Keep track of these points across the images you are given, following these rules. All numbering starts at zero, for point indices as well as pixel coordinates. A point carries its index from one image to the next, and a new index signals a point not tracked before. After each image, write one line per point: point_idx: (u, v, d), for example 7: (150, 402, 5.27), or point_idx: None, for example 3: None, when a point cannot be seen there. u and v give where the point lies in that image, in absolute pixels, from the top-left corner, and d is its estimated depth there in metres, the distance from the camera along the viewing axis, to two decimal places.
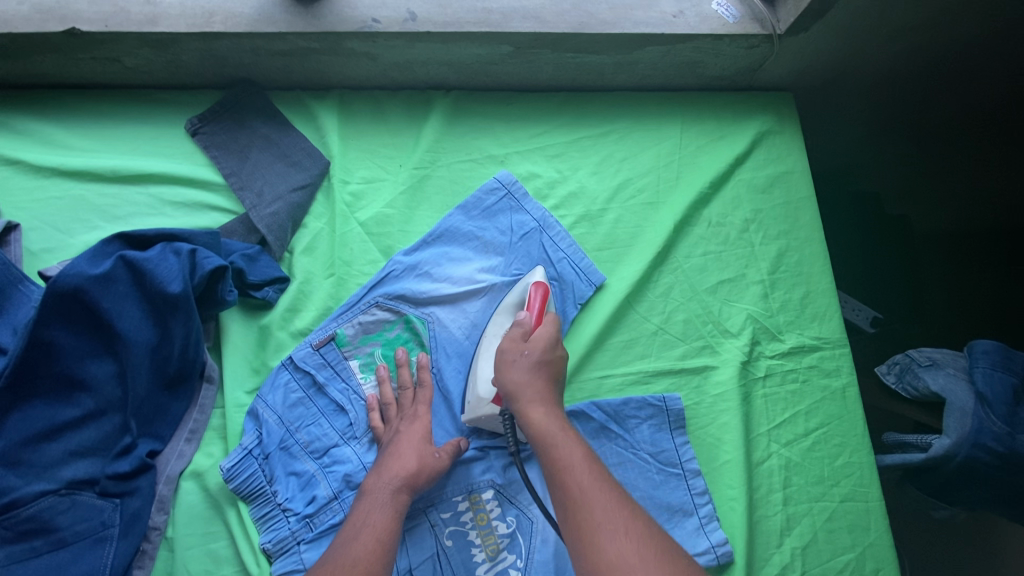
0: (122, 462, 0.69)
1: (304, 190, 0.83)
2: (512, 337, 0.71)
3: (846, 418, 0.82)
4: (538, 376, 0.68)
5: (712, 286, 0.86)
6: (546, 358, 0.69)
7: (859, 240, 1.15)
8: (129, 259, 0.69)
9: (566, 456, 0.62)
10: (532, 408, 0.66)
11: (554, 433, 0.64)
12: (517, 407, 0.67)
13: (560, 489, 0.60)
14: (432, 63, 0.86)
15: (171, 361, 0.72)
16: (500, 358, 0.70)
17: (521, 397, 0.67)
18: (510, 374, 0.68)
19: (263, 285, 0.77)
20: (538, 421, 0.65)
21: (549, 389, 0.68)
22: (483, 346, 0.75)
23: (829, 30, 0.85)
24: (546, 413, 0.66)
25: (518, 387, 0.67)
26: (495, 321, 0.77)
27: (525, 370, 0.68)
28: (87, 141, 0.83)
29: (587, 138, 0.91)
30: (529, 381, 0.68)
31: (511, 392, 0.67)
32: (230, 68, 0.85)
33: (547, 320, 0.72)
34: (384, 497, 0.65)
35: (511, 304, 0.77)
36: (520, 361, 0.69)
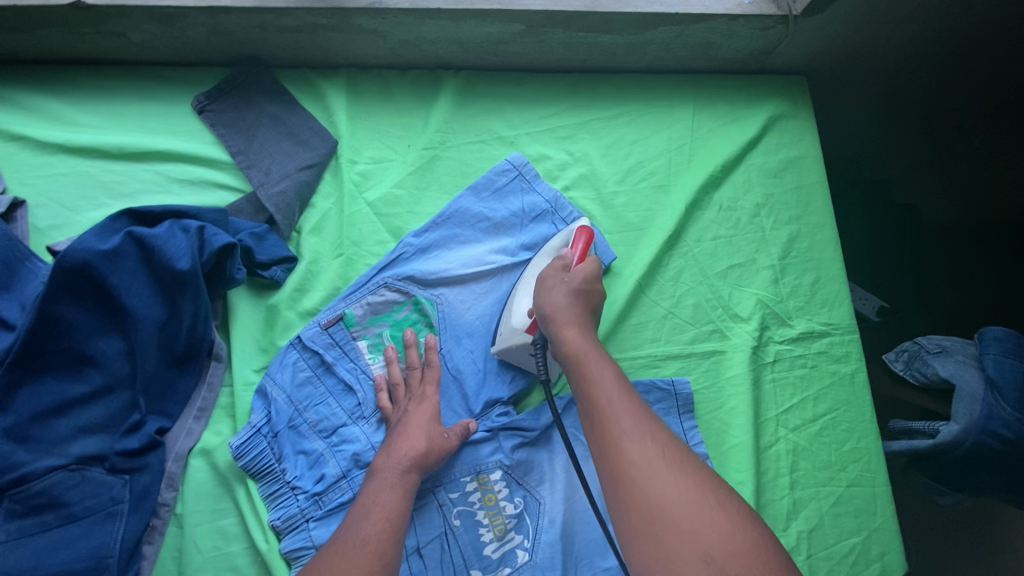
0: (130, 438, 0.69)
1: (312, 169, 0.82)
2: (553, 265, 0.71)
3: (853, 403, 0.82)
4: (577, 302, 0.66)
5: (723, 271, 0.85)
6: (586, 288, 0.68)
7: (868, 228, 1.14)
8: (138, 234, 0.68)
9: (596, 373, 0.60)
10: (565, 328, 0.64)
11: (584, 350, 0.62)
12: (551, 326, 0.65)
13: (587, 399, 0.58)
14: (442, 41, 0.85)
15: (179, 339, 0.72)
16: (540, 283, 0.69)
17: (556, 319, 0.65)
18: (549, 297, 0.67)
19: (271, 264, 0.77)
20: (571, 340, 0.63)
21: (585, 314, 0.66)
22: (520, 285, 0.76)
23: (848, 11, 0.84)
24: (581, 335, 0.63)
25: (556, 310, 0.65)
26: (535, 262, 0.77)
27: (563, 293, 0.67)
28: (93, 118, 0.82)
29: (597, 121, 0.90)
30: (567, 305, 0.66)
31: (547, 313, 0.66)
32: (237, 45, 0.84)
33: (590, 258, 0.71)
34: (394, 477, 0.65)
35: (556, 245, 0.77)
36: (560, 285, 0.67)
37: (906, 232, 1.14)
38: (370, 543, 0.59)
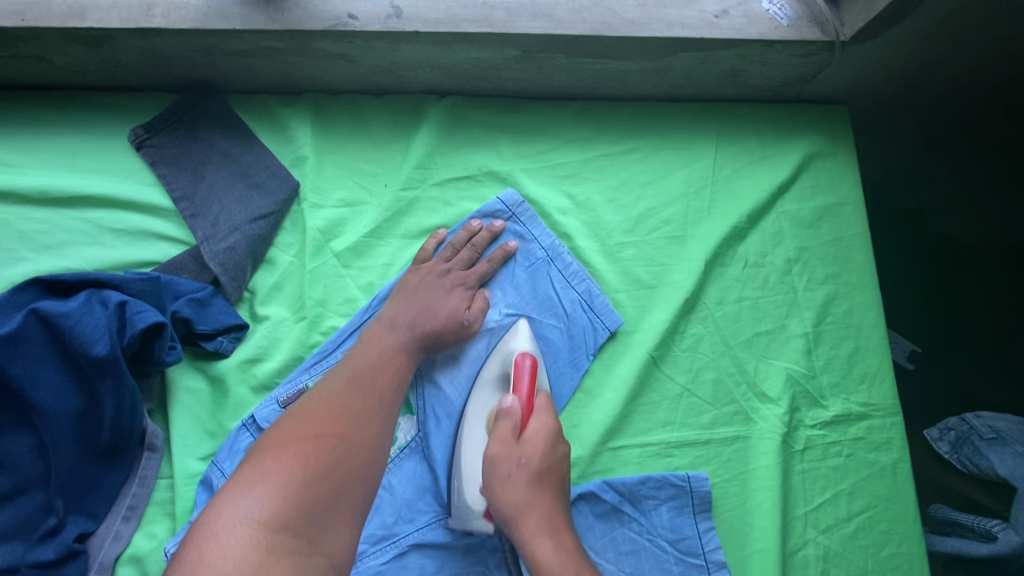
0: (45, 547, 0.58)
1: (267, 220, 0.70)
2: (501, 436, 0.60)
3: (895, 499, 0.71)
4: (539, 491, 0.59)
5: (748, 339, 0.74)
6: (547, 465, 0.60)
7: (894, 260, 0.96)
8: (42, 313, 0.57)
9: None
10: (535, 542, 0.57)
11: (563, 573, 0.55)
12: (520, 537, 0.57)
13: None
14: (422, 67, 0.72)
15: (102, 431, 0.60)
16: (490, 470, 0.60)
17: (521, 525, 0.57)
18: (508, 495, 0.59)
19: (216, 334, 0.66)
20: (546, 563, 0.55)
21: (551, 502, 0.59)
22: (465, 432, 0.65)
23: (906, 34, 0.70)
24: (554, 549, 0.56)
25: (517, 513, 0.58)
26: (476, 398, 0.66)
27: (523, 485, 0.58)
28: (13, 154, 0.70)
29: (604, 157, 0.77)
30: (529, 502, 0.58)
31: (509, 516, 0.58)
32: (181, 69, 0.71)
33: (541, 411, 0.62)
34: (403, 327, 0.64)
35: (496, 374, 0.67)
36: (518, 475, 0.59)
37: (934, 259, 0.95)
38: (369, 377, 0.59)
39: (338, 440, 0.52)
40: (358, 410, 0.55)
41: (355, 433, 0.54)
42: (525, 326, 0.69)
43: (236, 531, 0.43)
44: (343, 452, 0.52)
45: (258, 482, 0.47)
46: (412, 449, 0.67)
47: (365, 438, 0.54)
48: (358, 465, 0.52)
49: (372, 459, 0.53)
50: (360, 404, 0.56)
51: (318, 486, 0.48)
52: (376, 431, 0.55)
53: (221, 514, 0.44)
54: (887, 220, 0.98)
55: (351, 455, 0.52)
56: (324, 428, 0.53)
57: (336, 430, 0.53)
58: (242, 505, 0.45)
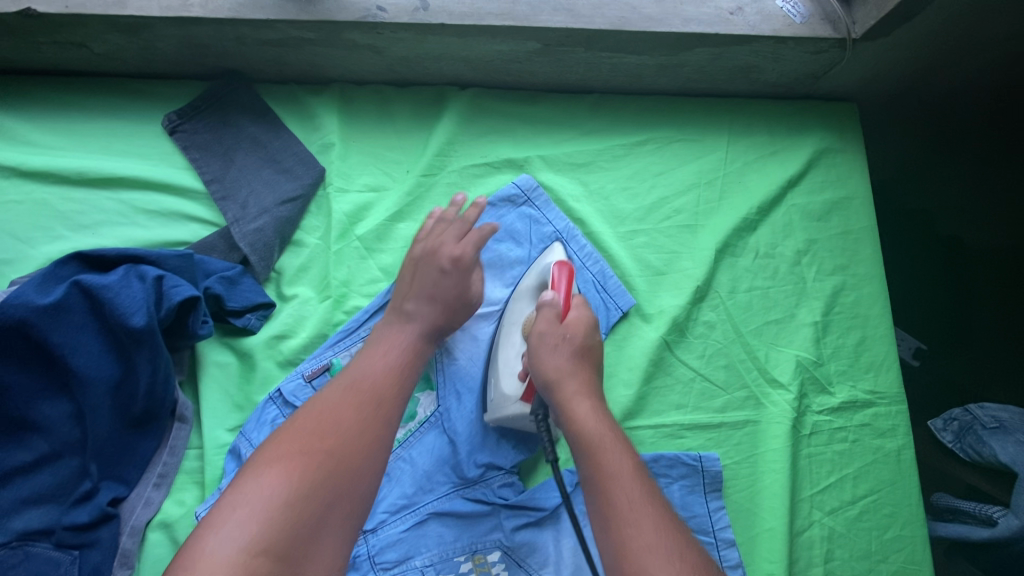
0: (80, 511, 0.60)
1: (294, 203, 0.73)
2: (545, 316, 0.64)
3: (898, 484, 0.73)
4: (580, 365, 0.62)
5: (758, 327, 0.76)
6: (586, 345, 0.63)
7: (906, 260, 0.96)
8: (84, 285, 0.60)
9: (612, 459, 0.54)
10: (575, 401, 0.58)
11: (599, 428, 0.57)
12: (558, 399, 0.59)
13: (602, 499, 0.53)
14: (445, 58, 0.75)
15: (136, 401, 0.63)
16: (535, 343, 0.63)
17: (562, 387, 0.60)
18: (549, 362, 0.61)
19: (244, 311, 0.68)
20: (583, 418, 0.57)
21: (588, 378, 0.61)
22: (502, 335, 0.69)
23: (916, 33, 0.73)
24: (591, 409, 0.58)
25: (560, 376, 0.60)
26: (514, 307, 0.70)
27: (565, 356, 0.61)
28: (52, 137, 0.73)
29: (619, 147, 0.80)
30: (570, 370, 0.61)
31: (550, 381, 0.60)
32: (214, 58, 0.74)
33: (578, 305, 0.66)
34: (410, 321, 0.63)
35: (533, 284, 0.70)
36: (560, 346, 0.62)
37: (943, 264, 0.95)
38: (369, 383, 0.57)
39: (325, 456, 0.51)
40: (350, 422, 0.53)
41: (345, 447, 0.52)
42: (561, 249, 0.72)
43: (214, 560, 0.44)
44: (329, 470, 0.51)
45: (238, 509, 0.47)
46: (431, 423, 0.70)
47: (356, 452, 0.52)
48: (344, 482, 0.51)
49: (363, 476, 0.52)
50: (355, 414, 0.54)
51: (299, 510, 0.48)
52: (368, 442, 0.53)
53: (203, 542, 0.46)
54: (902, 218, 0.97)
55: (338, 472, 0.51)
56: (311, 444, 0.52)
57: (323, 446, 0.51)
58: (223, 532, 0.46)
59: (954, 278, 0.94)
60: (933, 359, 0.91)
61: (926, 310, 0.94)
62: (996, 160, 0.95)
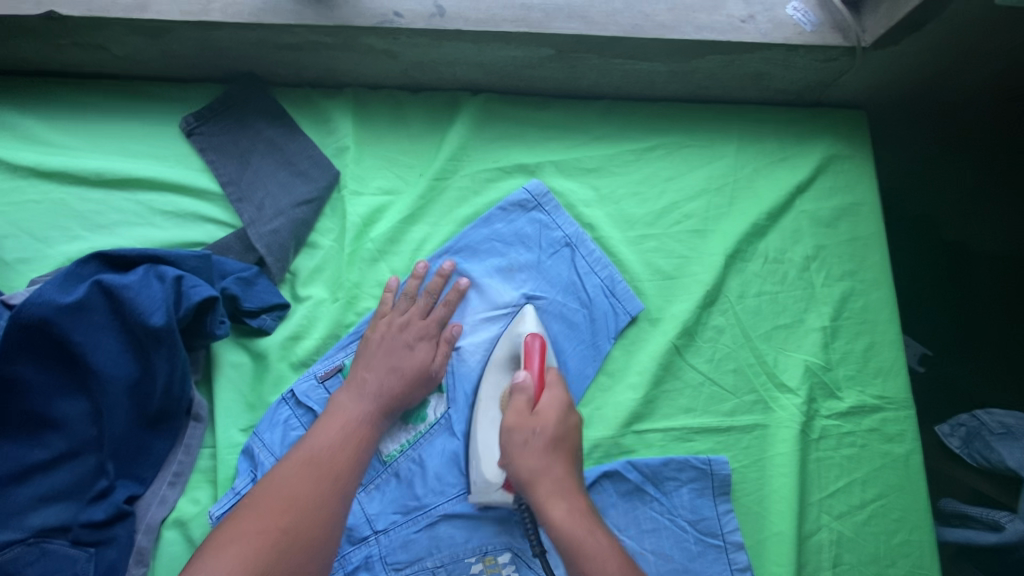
0: (96, 508, 0.61)
1: (309, 206, 0.73)
2: (515, 409, 0.63)
3: (906, 489, 0.73)
4: (554, 458, 0.62)
5: (767, 332, 0.76)
6: (558, 434, 0.63)
7: (913, 267, 0.96)
8: (106, 284, 0.60)
9: (595, 565, 0.56)
10: (552, 502, 0.60)
11: (577, 529, 0.58)
12: (535, 501, 0.60)
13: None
14: (459, 63, 0.76)
15: (153, 399, 0.64)
16: (507, 440, 0.63)
17: (538, 489, 0.60)
18: (524, 461, 0.61)
19: (260, 312, 0.69)
20: (561, 522, 0.58)
21: (564, 470, 0.62)
22: (479, 412, 0.68)
23: (925, 42, 0.74)
24: (568, 510, 0.59)
25: (536, 477, 0.61)
26: (488, 380, 0.69)
27: (538, 452, 0.61)
28: (70, 138, 0.74)
29: (630, 152, 0.80)
30: (545, 467, 0.61)
31: (525, 482, 0.61)
32: (232, 61, 0.75)
33: (551, 386, 0.65)
34: (368, 395, 0.64)
35: (505, 355, 0.70)
36: (533, 441, 0.62)
37: (948, 270, 0.96)
38: (327, 457, 0.58)
39: (284, 533, 0.52)
40: (308, 497, 0.55)
41: (303, 524, 0.53)
42: (531, 308, 0.72)
43: None
44: (288, 547, 0.52)
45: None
46: (441, 426, 0.70)
47: (312, 525, 0.54)
48: (301, 556, 0.52)
49: (321, 551, 0.53)
50: (313, 488, 0.56)
51: None
52: (325, 517, 0.55)
53: None
54: (904, 223, 0.99)
55: (297, 551, 0.52)
56: (270, 521, 0.53)
57: (280, 524, 0.53)
58: None
59: (961, 283, 0.95)
60: (941, 364, 0.92)
61: (933, 314, 0.94)
62: (999, 169, 0.95)
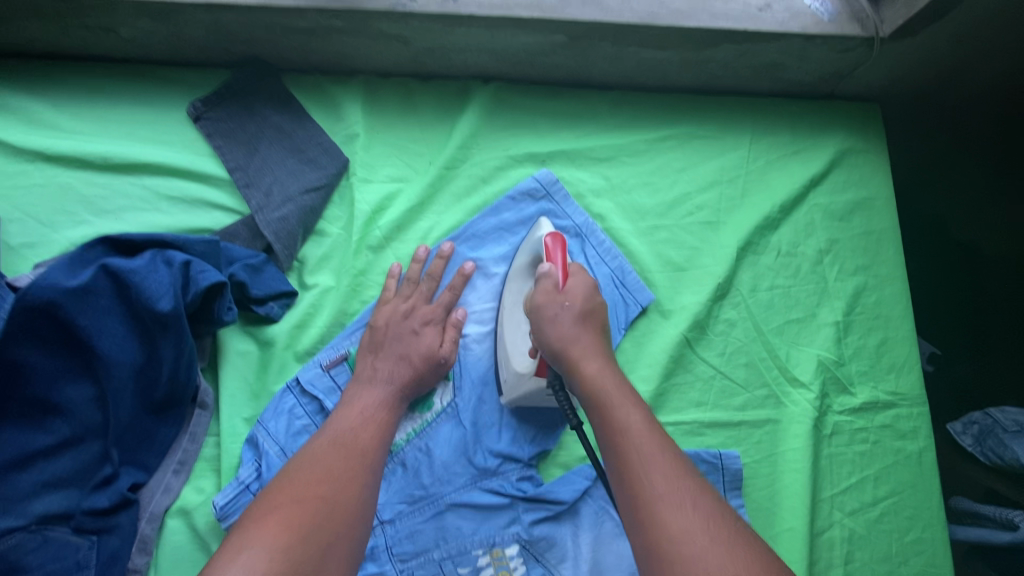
0: (99, 495, 0.60)
1: (318, 192, 0.73)
2: (543, 290, 0.62)
3: (919, 486, 0.72)
4: (585, 328, 0.59)
5: (779, 326, 0.75)
6: (587, 309, 0.60)
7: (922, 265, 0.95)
8: (112, 269, 0.59)
9: (622, 413, 0.53)
10: (583, 360, 0.57)
11: (607, 385, 0.55)
12: (565, 363, 0.58)
13: (616, 448, 0.52)
14: (471, 50, 0.75)
15: (158, 386, 0.63)
16: (537, 315, 0.61)
17: (569, 353, 0.58)
18: (554, 329, 0.59)
19: (267, 299, 0.68)
20: (590, 377, 0.56)
21: (595, 338, 0.60)
22: (505, 315, 0.68)
23: (944, 32, 0.73)
24: (601, 368, 0.57)
25: (565, 342, 0.58)
26: (511, 288, 0.69)
27: (569, 324, 0.59)
28: (76, 122, 0.73)
29: (642, 142, 0.79)
30: (574, 335, 0.59)
31: (556, 349, 0.59)
32: (241, 45, 0.74)
33: (576, 273, 0.63)
34: (382, 381, 0.63)
35: (527, 262, 0.69)
36: (561, 315, 0.59)
37: (959, 270, 0.93)
38: (353, 436, 0.57)
39: (323, 501, 0.50)
40: (341, 470, 0.53)
41: (340, 493, 0.51)
42: (549, 223, 0.68)
43: None
44: (327, 513, 0.49)
45: (243, 552, 0.44)
46: (447, 414, 0.69)
47: (349, 496, 0.51)
48: (343, 523, 0.49)
49: (359, 519, 0.51)
50: (344, 463, 0.54)
51: (304, 549, 0.46)
52: (359, 487, 0.53)
53: None
54: (915, 224, 0.96)
55: (338, 516, 0.49)
56: (307, 491, 0.50)
57: (318, 493, 0.50)
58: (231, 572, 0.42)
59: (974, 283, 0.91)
60: (949, 364, 0.89)
61: (948, 315, 0.91)
62: (1015, 167, 0.92)
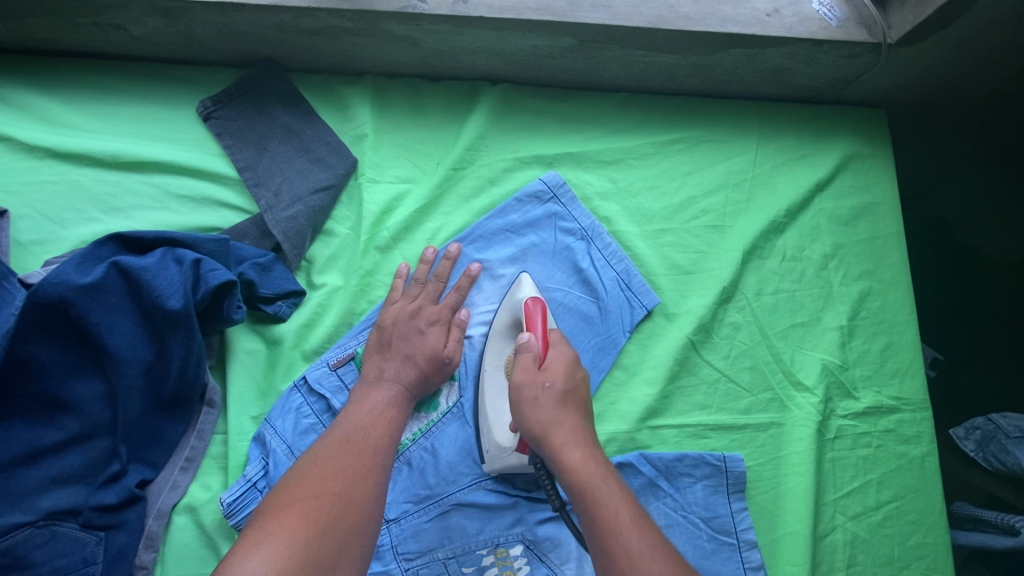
0: (107, 491, 0.60)
1: (327, 193, 0.73)
2: (524, 366, 0.60)
3: (922, 491, 0.72)
4: (567, 409, 0.57)
5: (784, 330, 0.76)
6: (569, 387, 0.58)
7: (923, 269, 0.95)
8: (123, 266, 0.60)
9: (609, 512, 0.52)
10: (567, 449, 0.55)
11: (594, 475, 0.53)
12: (548, 451, 0.55)
13: (605, 550, 0.51)
14: (480, 52, 0.75)
15: (167, 383, 0.63)
16: (517, 396, 0.58)
17: (551, 440, 0.55)
18: (534, 415, 0.57)
19: (276, 298, 0.69)
20: (576, 468, 0.54)
21: (577, 420, 0.57)
22: (485, 380, 0.68)
23: (952, 39, 0.73)
24: (584, 458, 0.54)
25: (548, 428, 0.56)
26: (492, 349, 0.69)
27: (550, 407, 0.57)
28: (87, 120, 0.74)
29: (649, 145, 0.80)
30: (558, 419, 0.56)
31: (538, 435, 0.56)
32: (251, 45, 0.75)
33: (556, 342, 0.62)
34: (390, 381, 0.63)
35: (506, 323, 0.69)
36: (542, 396, 0.57)
37: (959, 275, 0.94)
38: (364, 433, 0.57)
39: (337, 498, 0.50)
40: (355, 467, 0.53)
41: (354, 490, 0.51)
42: (529, 283, 0.71)
43: None
44: (342, 510, 0.50)
45: (260, 546, 0.45)
46: (453, 415, 0.69)
47: (363, 493, 0.52)
48: (357, 520, 0.50)
49: (373, 517, 0.51)
50: (357, 460, 0.54)
51: (320, 545, 0.46)
52: (373, 484, 0.53)
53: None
54: (920, 227, 0.96)
55: (352, 513, 0.50)
56: (322, 487, 0.51)
57: (332, 489, 0.51)
58: (248, 565, 0.43)
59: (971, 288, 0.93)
60: (950, 368, 0.90)
61: (951, 319, 0.92)
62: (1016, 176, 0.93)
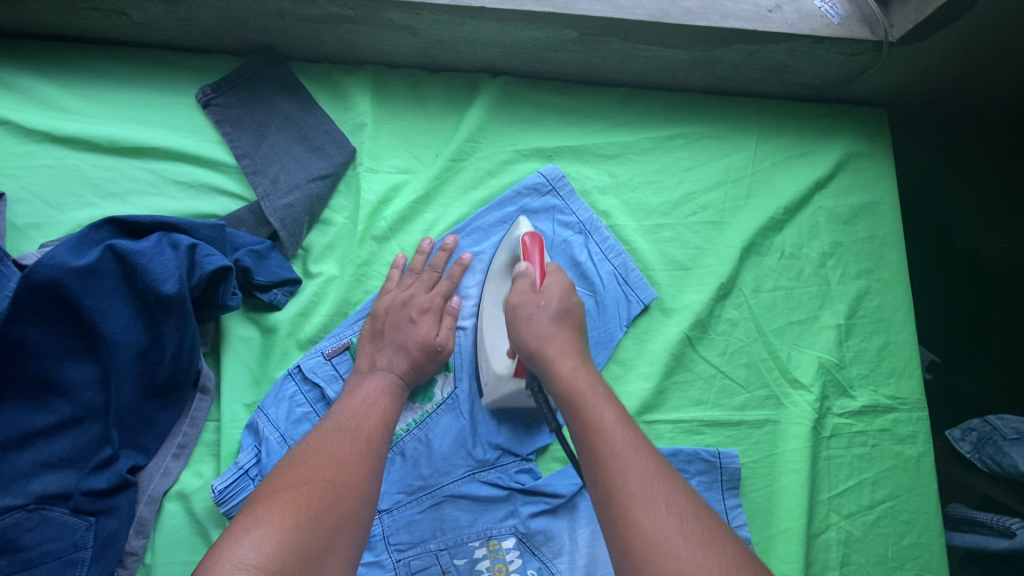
0: (99, 476, 0.60)
1: (325, 181, 0.73)
2: (519, 290, 0.62)
3: (917, 491, 0.72)
4: (562, 329, 0.59)
5: (781, 327, 0.76)
6: (564, 308, 0.61)
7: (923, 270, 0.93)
8: (118, 250, 0.60)
9: (595, 414, 0.51)
10: (559, 360, 0.56)
11: (583, 383, 0.54)
12: (541, 365, 0.57)
13: (588, 446, 0.49)
14: (481, 44, 0.75)
15: (161, 368, 0.63)
16: (514, 316, 0.61)
17: (546, 354, 0.57)
18: (530, 329, 0.59)
19: (271, 286, 0.68)
20: (565, 375, 0.55)
21: (572, 339, 0.59)
22: (485, 316, 0.68)
23: (953, 38, 0.73)
24: (576, 367, 0.55)
25: (542, 342, 0.58)
26: (490, 288, 0.69)
27: (546, 323, 0.59)
28: (86, 105, 0.73)
29: (649, 140, 0.80)
30: (551, 335, 0.58)
31: (533, 350, 0.58)
32: (251, 32, 0.74)
33: (553, 272, 0.64)
34: (382, 371, 0.63)
35: (505, 261, 0.69)
36: (537, 314, 0.60)
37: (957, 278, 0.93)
38: (357, 421, 0.57)
39: (329, 484, 0.50)
40: (347, 454, 0.53)
41: (346, 477, 0.51)
42: (526, 223, 0.68)
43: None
44: (334, 496, 0.49)
45: (251, 530, 0.44)
46: (447, 406, 0.69)
47: (356, 480, 0.51)
48: (349, 506, 0.49)
49: (365, 504, 0.51)
50: (350, 448, 0.54)
51: (312, 531, 0.46)
52: (366, 472, 0.53)
53: (217, 561, 0.42)
54: (918, 230, 0.95)
55: (344, 499, 0.49)
56: (314, 473, 0.50)
57: (324, 476, 0.50)
58: (239, 549, 0.43)
59: (968, 291, 0.92)
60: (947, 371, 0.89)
61: (953, 322, 0.91)
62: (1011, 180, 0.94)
